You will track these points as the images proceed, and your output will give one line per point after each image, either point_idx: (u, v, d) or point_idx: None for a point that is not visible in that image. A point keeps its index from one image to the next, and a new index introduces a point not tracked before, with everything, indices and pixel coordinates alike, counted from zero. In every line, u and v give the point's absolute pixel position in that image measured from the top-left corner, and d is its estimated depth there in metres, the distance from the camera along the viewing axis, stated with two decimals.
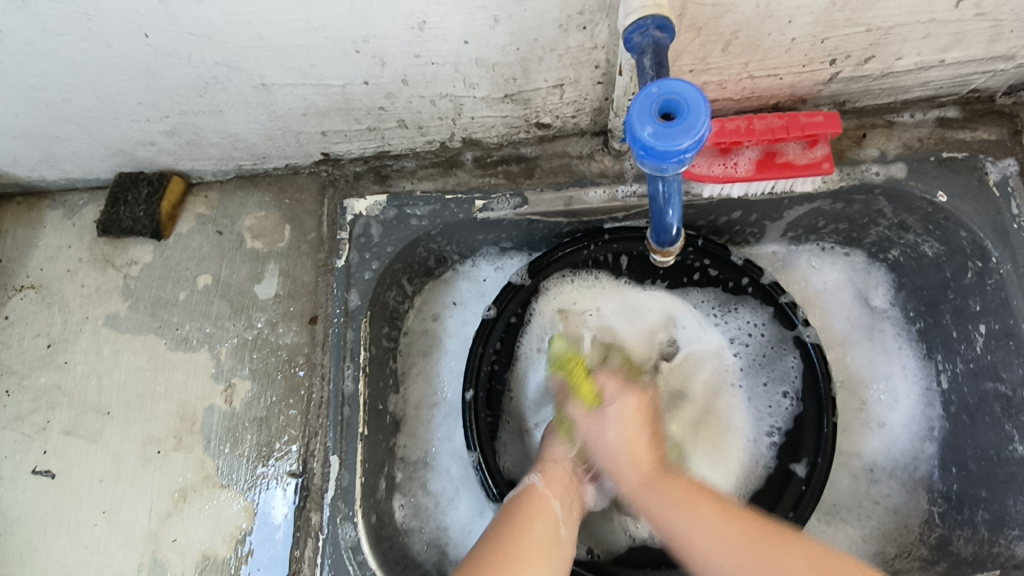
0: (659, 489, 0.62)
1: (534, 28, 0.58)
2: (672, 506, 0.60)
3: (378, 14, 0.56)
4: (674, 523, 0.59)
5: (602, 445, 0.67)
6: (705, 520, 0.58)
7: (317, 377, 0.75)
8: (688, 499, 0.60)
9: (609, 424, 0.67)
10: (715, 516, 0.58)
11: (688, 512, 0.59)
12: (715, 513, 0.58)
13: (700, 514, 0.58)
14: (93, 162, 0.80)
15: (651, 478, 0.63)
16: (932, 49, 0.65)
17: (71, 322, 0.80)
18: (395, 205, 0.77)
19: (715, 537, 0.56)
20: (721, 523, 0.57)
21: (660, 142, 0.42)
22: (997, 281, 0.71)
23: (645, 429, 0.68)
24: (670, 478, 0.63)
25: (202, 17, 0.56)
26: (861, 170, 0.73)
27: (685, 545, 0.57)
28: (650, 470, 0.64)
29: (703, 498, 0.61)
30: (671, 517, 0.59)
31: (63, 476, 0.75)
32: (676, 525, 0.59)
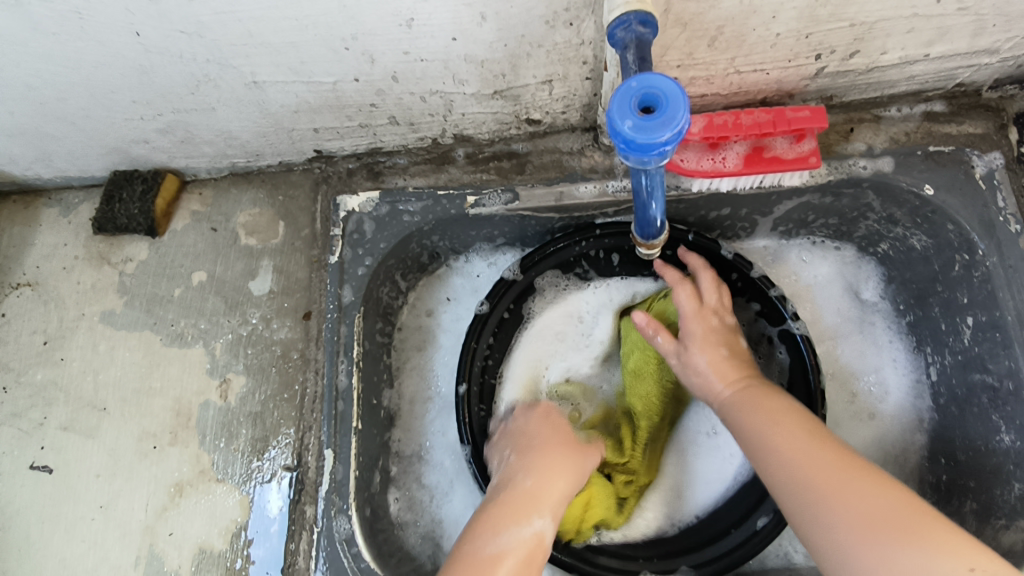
0: (748, 398, 0.63)
1: (521, 24, 0.59)
2: (758, 414, 0.61)
3: (365, 11, 0.56)
4: (757, 432, 0.60)
5: (691, 369, 0.68)
6: (790, 441, 0.58)
7: (312, 373, 0.76)
8: (782, 411, 0.61)
9: (694, 346, 0.68)
10: (801, 436, 0.58)
11: (771, 422, 0.60)
12: (808, 436, 0.58)
13: (780, 428, 0.59)
14: (87, 160, 0.80)
15: (738, 385, 0.65)
16: (917, 43, 0.66)
17: (67, 319, 0.81)
18: (387, 201, 0.77)
19: (797, 452, 0.56)
20: (805, 442, 0.57)
21: (641, 136, 0.42)
22: (983, 273, 0.71)
23: (724, 347, 0.68)
24: (770, 391, 0.64)
25: (192, 15, 0.57)
26: (848, 164, 0.73)
27: (763, 445, 0.59)
28: (735, 381, 0.65)
29: (796, 417, 0.60)
30: (755, 429, 0.60)
31: (60, 471, 0.75)
32: (755, 424, 0.60)
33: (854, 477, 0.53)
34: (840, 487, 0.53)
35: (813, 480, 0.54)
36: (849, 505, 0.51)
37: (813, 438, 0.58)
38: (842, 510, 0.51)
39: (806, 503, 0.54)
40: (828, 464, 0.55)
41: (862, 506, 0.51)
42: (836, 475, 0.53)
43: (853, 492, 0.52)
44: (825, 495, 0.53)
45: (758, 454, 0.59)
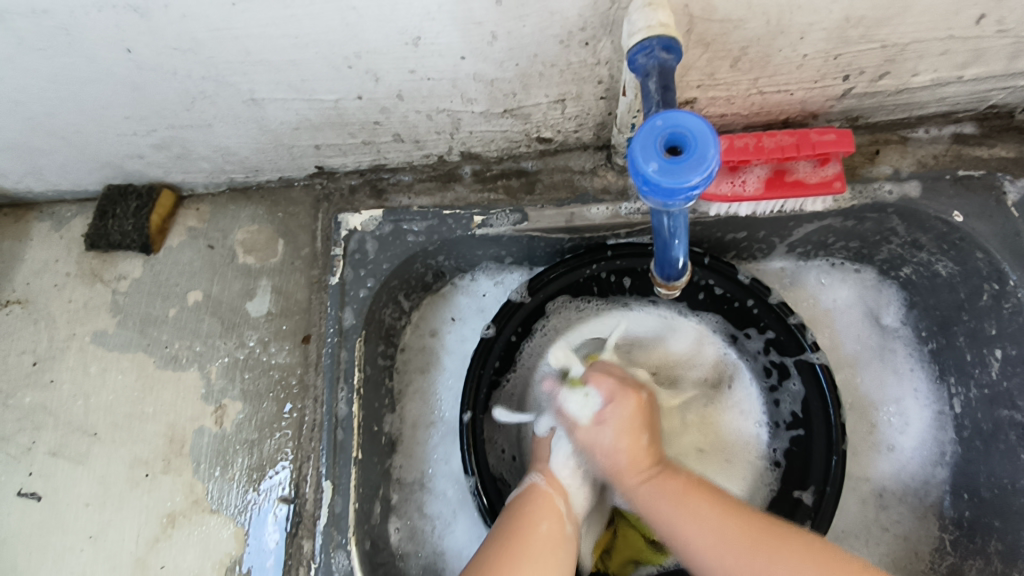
0: (660, 491, 0.60)
1: (534, 44, 0.55)
2: (672, 508, 0.58)
3: (369, 29, 0.53)
4: (670, 527, 0.58)
5: (599, 449, 0.63)
6: (701, 521, 0.56)
7: (311, 399, 0.73)
8: (688, 500, 0.58)
9: (606, 429, 0.63)
10: (711, 512, 0.57)
11: (685, 514, 0.57)
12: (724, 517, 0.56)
13: (691, 510, 0.57)
14: (80, 174, 0.77)
15: (647, 476, 0.61)
16: (950, 65, 0.62)
17: (58, 339, 0.78)
18: (391, 220, 0.74)
19: (707, 537, 0.55)
20: (714, 526, 0.56)
21: (666, 177, 0.39)
22: (1014, 305, 0.68)
23: (644, 432, 0.64)
24: (668, 479, 0.61)
25: (187, 33, 0.54)
26: (873, 188, 0.70)
27: (678, 540, 0.57)
28: (648, 470, 0.62)
29: (702, 495, 0.59)
30: (667, 517, 0.58)
31: (48, 499, 0.73)
32: (673, 517, 0.58)
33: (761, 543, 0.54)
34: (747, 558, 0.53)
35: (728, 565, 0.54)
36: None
37: (713, 508, 0.57)
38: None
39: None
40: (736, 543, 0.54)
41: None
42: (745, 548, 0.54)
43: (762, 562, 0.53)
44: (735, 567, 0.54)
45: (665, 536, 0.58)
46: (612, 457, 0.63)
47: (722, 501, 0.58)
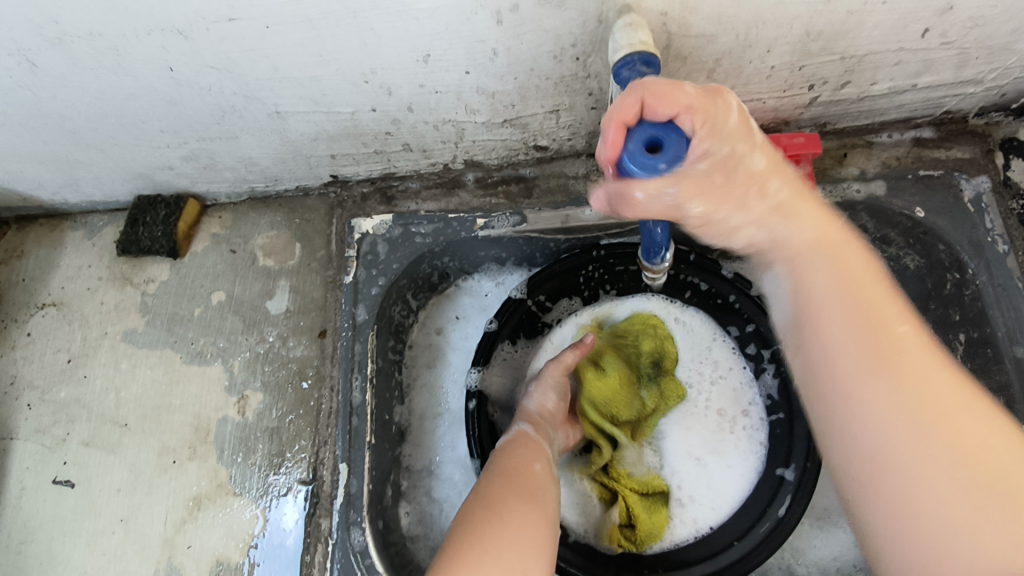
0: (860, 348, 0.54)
1: (530, 59, 0.62)
2: (851, 370, 0.54)
3: (385, 47, 0.60)
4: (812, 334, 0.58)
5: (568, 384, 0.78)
6: (866, 377, 0.53)
7: (327, 389, 0.78)
8: (857, 322, 0.55)
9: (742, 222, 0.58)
10: (878, 377, 0.52)
11: (838, 334, 0.55)
12: (881, 364, 0.53)
13: (827, 285, 0.57)
14: (113, 185, 0.84)
15: (815, 249, 0.58)
16: (905, 74, 0.69)
17: (90, 338, 0.84)
18: (400, 223, 0.81)
19: (835, 352, 0.55)
20: (878, 388, 0.52)
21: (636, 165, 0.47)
22: (974, 291, 0.74)
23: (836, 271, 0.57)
24: (833, 233, 0.59)
25: (222, 52, 0.60)
26: (843, 187, 0.77)
27: (810, 353, 0.58)
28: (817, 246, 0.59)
29: (876, 325, 0.54)
30: (811, 318, 0.58)
31: (82, 485, 0.78)
32: (817, 298, 0.57)
33: (906, 390, 0.51)
34: (881, 402, 0.52)
35: (849, 389, 0.54)
36: (889, 420, 0.51)
37: (924, 347, 0.54)
38: (876, 430, 0.52)
39: (839, 420, 0.55)
40: (895, 400, 0.51)
41: (910, 433, 0.50)
42: (924, 408, 0.50)
43: (903, 412, 0.51)
44: (861, 396, 0.53)
45: (795, 348, 0.60)
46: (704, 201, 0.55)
47: (902, 343, 0.53)
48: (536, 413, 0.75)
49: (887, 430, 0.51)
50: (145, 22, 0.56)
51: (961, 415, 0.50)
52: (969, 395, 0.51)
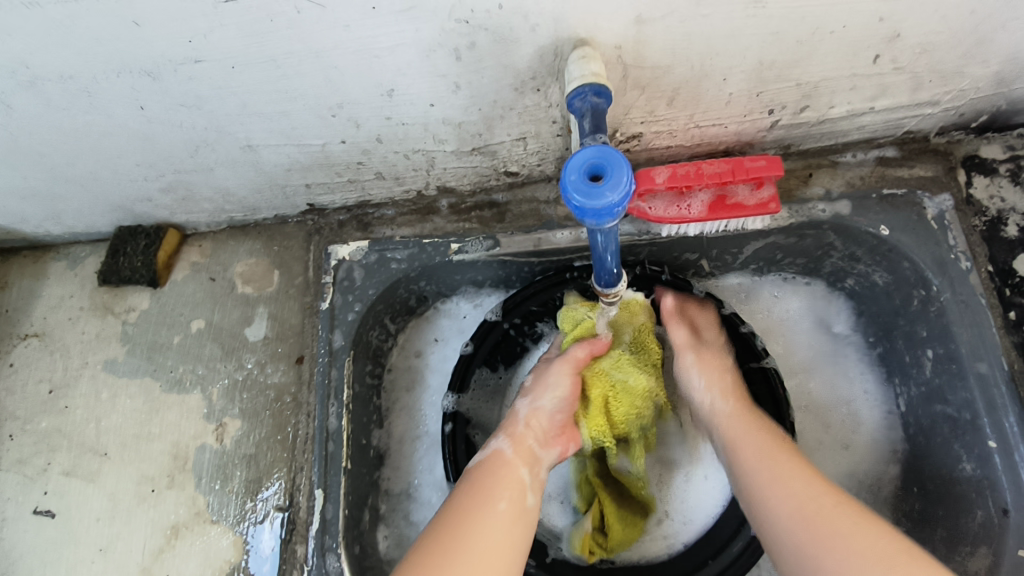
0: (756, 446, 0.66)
1: (492, 91, 0.64)
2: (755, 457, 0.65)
3: (350, 84, 0.62)
4: (744, 472, 0.65)
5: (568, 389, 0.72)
6: (790, 488, 0.60)
7: (304, 415, 0.79)
8: (778, 457, 0.64)
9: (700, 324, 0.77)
10: (792, 473, 0.62)
11: (772, 475, 0.62)
12: (794, 466, 0.63)
13: (778, 466, 0.63)
14: (94, 217, 0.86)
15: (732, 413, 0.71)
16: (861, 98, 0.71)
17: (72, 368, 0.85)
18: (376, 250, 0.82)
19: (782, 493, 0.60)
20: (804, 487, 0.60)
21: (579, 194, 0.46)
22: (938, 307, 0.75)
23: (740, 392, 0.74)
24: (750, 413, 0.71)
25: (192, 91, 0.62)
26: (808, 208, 0.78)
27: (756, 493, 0.62)
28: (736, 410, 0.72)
29: (783, 450, 0.65)
30: (750, 458, 0.65)
31: (62, 515, 0.78)
32: (760, 481, 0.63)
33: (835, 517, 0.57)
34: (825, 526, 0.56)
35: (798, 523, 0.58)
36: (838, 540, 0.55)
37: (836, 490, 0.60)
38: (838, 546, 0.54)
39: (805, 543, 0.56)
40: (814, 499, 0.59)
41: (855, 544, 0.54)
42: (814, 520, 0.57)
43: (842, 531, 0.55)
44: (805, 531, 0.57)
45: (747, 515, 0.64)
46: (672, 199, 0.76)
47: (811, 471, 0.62)
48: (522, 422, 0.70)
49: (841, 547, 0.54)
50: (115, 65, 0.58)
51: (886, 544, 0.54)
52: (870, 516, 0.57)
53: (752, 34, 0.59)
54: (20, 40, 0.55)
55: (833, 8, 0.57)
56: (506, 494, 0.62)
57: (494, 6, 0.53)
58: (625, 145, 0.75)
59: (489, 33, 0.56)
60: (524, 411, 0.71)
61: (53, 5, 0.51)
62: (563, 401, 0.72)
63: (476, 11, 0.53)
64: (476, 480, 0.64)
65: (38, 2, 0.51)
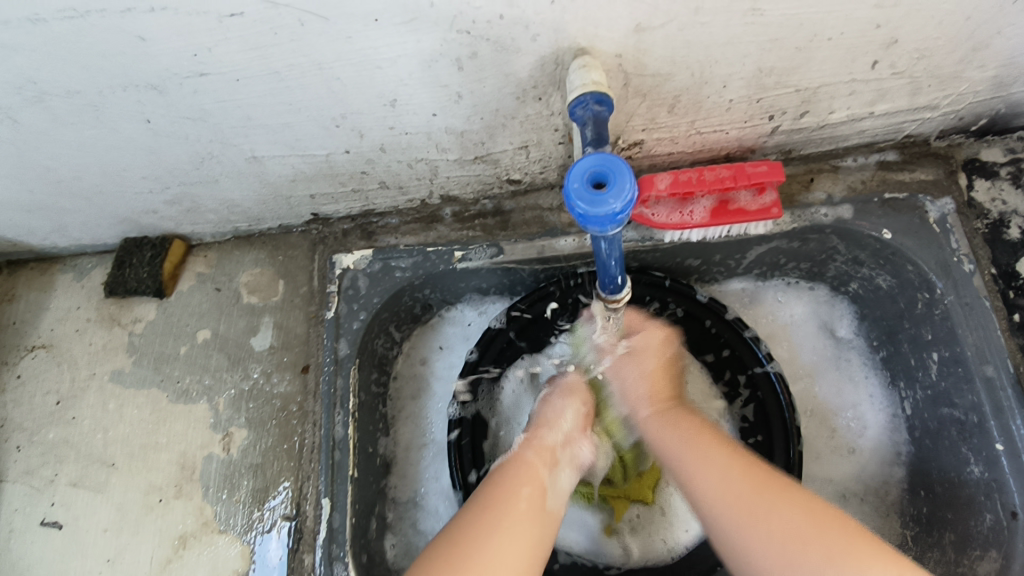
0: (671, 424, 0.66)
1: (494, 101, 0.65)
2: (683, 446, 0.63)
3: (352, 95, 0.63)
4: (677, 460, 0.62)
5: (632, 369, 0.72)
6: (710, 469, 0.59)
7: (310, 424, 0.79)
8: (701, 438, 0.63)
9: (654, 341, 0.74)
10: (719, 458, 0.60)
11: (695, 454, 0.61)
12: (718, 451, 0.61)
13: (700, 449, 0.61)
14: (101, 229, 0.86)
15: (660, 413, 0.68)
16: (860, 103, 0.71)
17: (79, 379, 0.85)
18: (380, 258, 0.82)
19: (708, 473, 0.59)
20: (728, 468, 0.59)
21: (583, 202, 0.47)
22: (943, 311, 0.75)
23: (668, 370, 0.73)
24: (668, 408, 0.68)
25: (197, 104, 0.63)
26: (810, 212, 0.78)
27: (689, 481, 0.60)
28: (664, 405, 0.68)
29: (714, 439, 0.63)
30: (676, 449, 0.63)
31: (69, 527, 0.79)
32: (687, 462, 0.61)
33: (764, 494, 0.57)
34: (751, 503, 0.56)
35: (724, 501, 0.57)
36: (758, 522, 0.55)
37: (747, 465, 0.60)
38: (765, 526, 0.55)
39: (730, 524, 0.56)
40: (736, 486, 0.58)
41: (775, 522, 0.54)
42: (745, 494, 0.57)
43: (763, 512, 0.55)
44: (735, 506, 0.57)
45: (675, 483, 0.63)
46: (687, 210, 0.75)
47: (736, 454, 0.61)
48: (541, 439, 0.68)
49: (765, 528, 0.54)
50: (120, 80, 0.59)
51: (803, 524, 0.54)
52: (793, 486, 0.57)
53: (750, 41, 0.59)
54: (26, 56, 0.56)
55: (830, 14, 0.57)
56: (529, 490, 0.62)
57: (495, 17, 0.54)
58: (627, 152, 0.76)
59: (490, 44, 0.57)
60: (540, 424, 0.70)
61: (59, 21, 0.52)
62: (583, 409, 0.73)
63: (477, 22, 0.54)
64: (495, 479, 0.64)
65: (44, 18, 0.52)
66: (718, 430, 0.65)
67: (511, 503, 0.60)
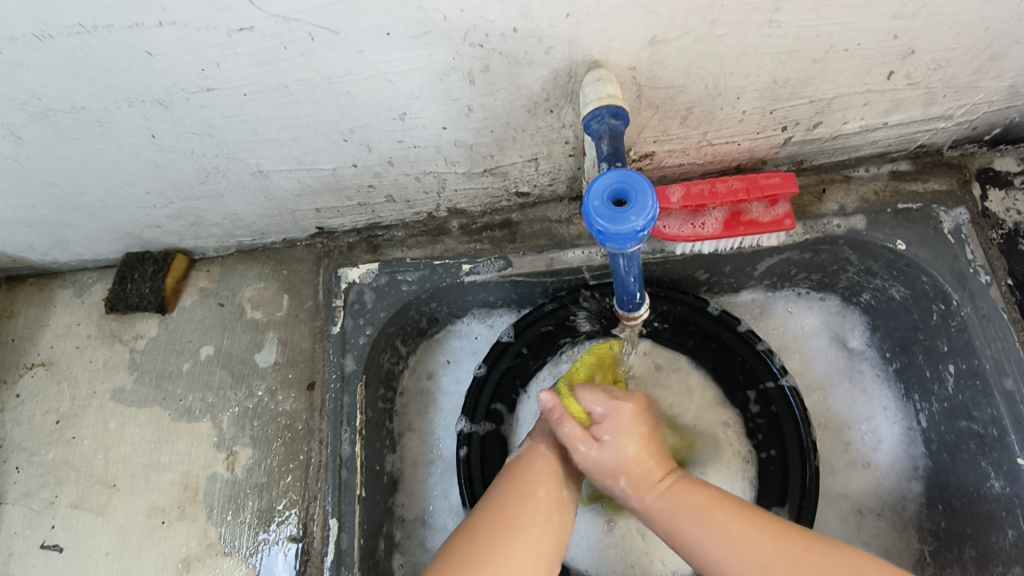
0: (677, 502, 0.61)
1: (505, 114, 0.64)
2: (700, 524, 0.60)
3: (362, 109, 0.62)
4: (697, 547, 0.59)
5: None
6: (732, 545, 0.58)
7: (316, 443, 0.78)
8: (716, 512, 0.60)
9: None
10: (746, 531, 0.58)
11: (721, 534, 0.58)
12: (743, 523, 0.59)
13: (723, 529, 0.59)
14: (102, 244, 0.85)
15: (664, 490, 0.62)
16: (874, 114, 0.71)
17: (79, 398, 0.84)
18: (387, 272, 0.81)
19: (736, 555, 0.57)
20: (757, 540, 0.58)
21: (603, 219, 0.45)
22: (960, 322, 0.74)
23: (652, 436, 0.65)
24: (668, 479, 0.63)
25: (204, 119, 0.62)
26: (823, 223, 0.77)
27: (706, 563, 0.59)
28: (663, 481, 0.63)
29: (728, 510, 0.60)
30: (698, 526, 0.60)
31: (70, 550, 0.77)
32: (709, 545, 0.59)
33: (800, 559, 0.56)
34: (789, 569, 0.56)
35: (755, 575, 0.56)
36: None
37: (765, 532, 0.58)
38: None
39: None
40: (770, 549, 0.57)
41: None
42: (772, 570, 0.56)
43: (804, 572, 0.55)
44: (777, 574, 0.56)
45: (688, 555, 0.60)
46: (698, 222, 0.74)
47: (753, 515, 0.60)
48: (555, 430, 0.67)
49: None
50: (126, 96, 0.58)
51: None
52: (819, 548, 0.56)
53: (766, 53, 0.59)
54: (30, 73, 0.54)
55: (848, 25, 0.56)
56: (545, 487, 0.62)
57: (509, 30, 0.53)
58: (638, 164, 0.75)
59: (503, 57, 0.56)
60: (554, 413, 0.68)
61: (65, 37, 0.51)
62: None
63: (492, 35, 0.53)
64: (511, 473, 0.63)
65: (50, 34, 0.51)
66: (730, 498, 0.62)
67: (527, 499, 0.60)
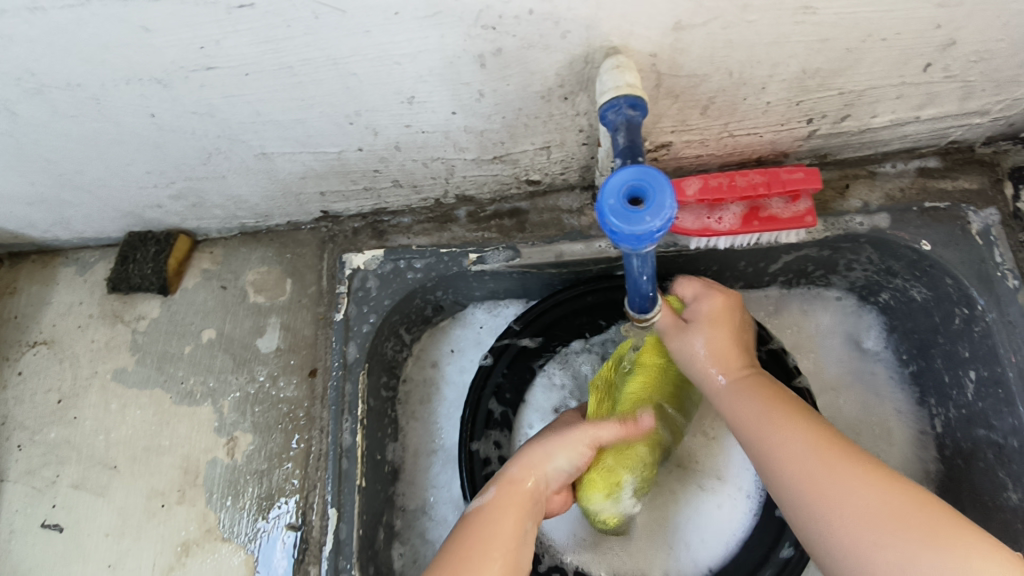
0: (747, 388, 0.64)
1: (517, 100, 0.61)
2: (754, 406, 0.62)
3: (369, 91, 0.59)
4: (749, 431, 0.61)
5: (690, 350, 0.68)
6: (786, 432, 0.59)
7: (317, 431, 0.77)
8: (776, 410, 0.61)
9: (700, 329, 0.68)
10: (801, 434, 0.58)
11: (771, 421, 0.60)
12: (796, 421, 0.60)
13: (775, 419, 0.60)
14: (103, 223, 0.83)
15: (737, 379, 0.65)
16: (907, 107, 0.67)
17: (81, 377, 0.83)
18: (392, 259, 0.79)
19: (792, 444, 0.58)
20: (799, 437, 0.58)
21: (617, 218, 0.43)
22: (983, 328, 0.71)
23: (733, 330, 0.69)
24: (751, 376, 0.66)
25: (204, 99, 0.59)
26: (845, 221, 0.74)
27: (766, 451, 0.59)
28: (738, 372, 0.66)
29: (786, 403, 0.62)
30: (753, 425, 0.61)
31: (70, 530, 0.77)
32: (756, 430, 0.61)
33: (850, 469, 0.54)
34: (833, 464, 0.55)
35: (804, 464, 0.56)
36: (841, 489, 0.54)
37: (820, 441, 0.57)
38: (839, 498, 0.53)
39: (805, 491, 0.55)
40: (816, 446, 0.57)
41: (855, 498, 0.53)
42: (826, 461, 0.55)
43: (840, 482, 0.54)
44: (818, 486, 0.55)
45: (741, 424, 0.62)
46: (715, 216, 0.71)
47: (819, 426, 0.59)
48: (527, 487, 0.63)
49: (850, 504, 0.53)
50: (123, 73, 0.56)
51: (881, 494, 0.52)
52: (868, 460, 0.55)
53: (797, 41, 0.55)
54: (24, 48, 0.52)
55: (887, 13, 0.53)
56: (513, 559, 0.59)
57: (524, 13, 0.50)
58: (654, 154, 0.72)
59: (517, 40, 0.53)
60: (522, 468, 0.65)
61: (57, 9, 0.48)
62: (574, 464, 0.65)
63: (505, 17, 0.50)
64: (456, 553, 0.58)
65: (41, 7, 0.48)
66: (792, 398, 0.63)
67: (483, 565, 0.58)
